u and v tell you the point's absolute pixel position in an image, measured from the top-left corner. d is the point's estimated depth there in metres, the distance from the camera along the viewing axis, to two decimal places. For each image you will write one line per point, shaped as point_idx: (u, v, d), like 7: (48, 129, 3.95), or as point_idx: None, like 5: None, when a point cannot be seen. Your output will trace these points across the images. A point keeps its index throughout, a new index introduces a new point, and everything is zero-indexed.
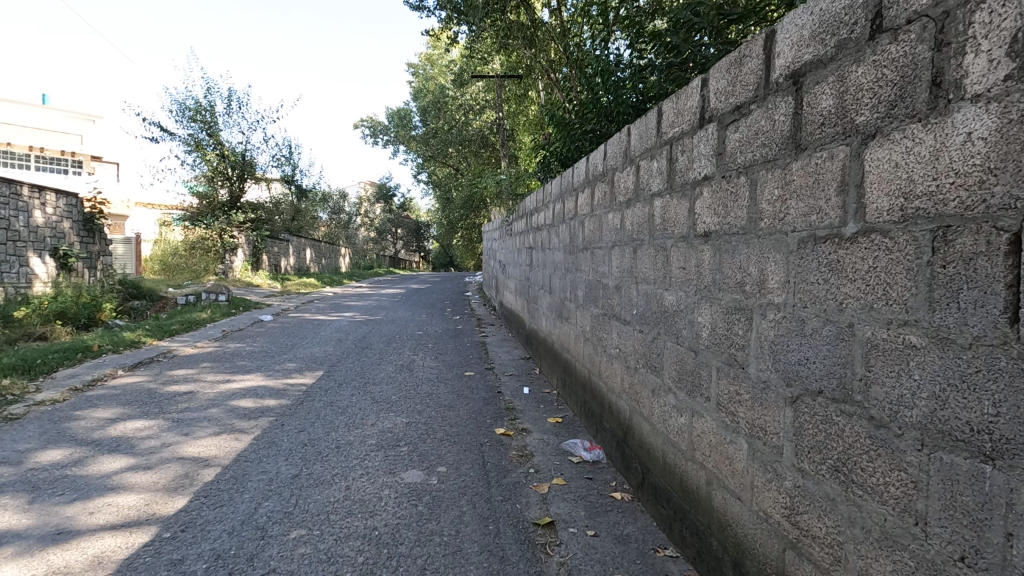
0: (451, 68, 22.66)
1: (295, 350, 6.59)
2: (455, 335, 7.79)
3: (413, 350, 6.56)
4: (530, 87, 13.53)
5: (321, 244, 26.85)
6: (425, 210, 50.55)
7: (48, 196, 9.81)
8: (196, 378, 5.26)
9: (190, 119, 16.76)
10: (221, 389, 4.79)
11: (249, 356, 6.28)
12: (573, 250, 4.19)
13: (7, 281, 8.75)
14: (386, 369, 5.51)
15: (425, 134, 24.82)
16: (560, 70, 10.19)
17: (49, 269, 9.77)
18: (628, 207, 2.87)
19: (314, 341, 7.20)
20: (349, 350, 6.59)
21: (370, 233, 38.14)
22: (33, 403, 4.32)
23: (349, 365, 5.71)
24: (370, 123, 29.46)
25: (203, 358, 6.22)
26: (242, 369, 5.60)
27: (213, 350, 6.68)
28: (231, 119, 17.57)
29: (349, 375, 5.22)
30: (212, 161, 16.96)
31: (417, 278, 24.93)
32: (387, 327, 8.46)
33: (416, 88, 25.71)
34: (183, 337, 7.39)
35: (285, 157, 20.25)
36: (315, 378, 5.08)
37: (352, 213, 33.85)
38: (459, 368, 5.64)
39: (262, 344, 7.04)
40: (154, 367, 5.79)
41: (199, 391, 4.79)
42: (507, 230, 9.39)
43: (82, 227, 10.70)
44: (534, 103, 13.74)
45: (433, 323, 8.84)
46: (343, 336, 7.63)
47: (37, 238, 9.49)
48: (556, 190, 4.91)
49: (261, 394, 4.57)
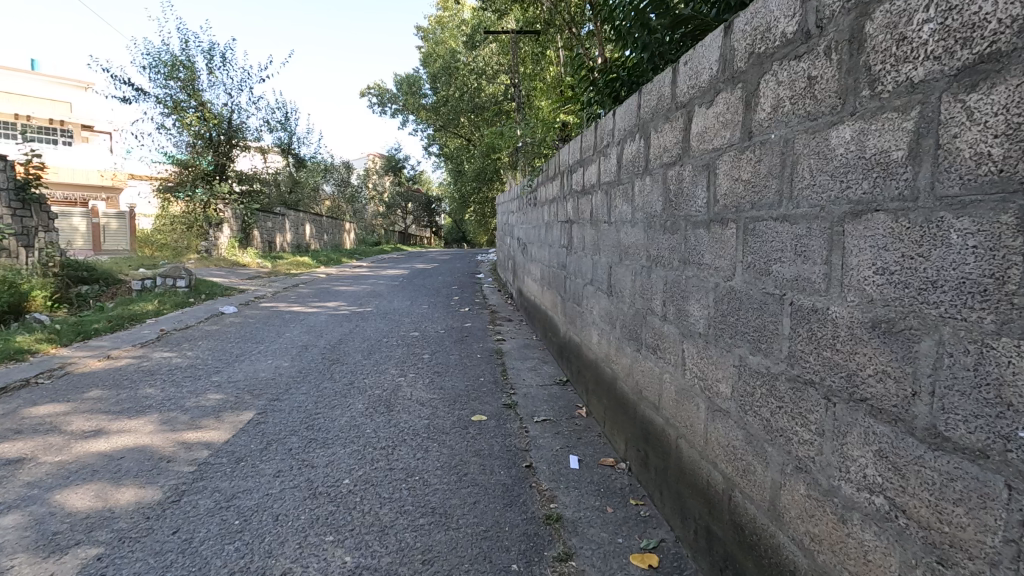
0: (463, 28, 20.29)
1: (236, 364, 4.70)
2: (461, 338, 5.85)
3: (400, 367, 4.66)
4: (548, 46, 11.58)
5: (324, 220, 24.94)
6: (436, 185, 48.36)
7: None
8: (56, 424, 3.37)
9: (166, 75, 14.76)
10: (70, 455, 2.90)
11: (166, 377, 4.39)
12: (671, 228, 2.22)
13: None
14: (352, 409, 3.61)
15: (435, 101, 22.55)
16: (584, 24, 8.32)
17: None
18: (985, 87, 0.90)
19: (271, 348, 5.31)
20: (311, 365, 4.69)
21: (379, 209, 36.12)
22: None
23: (301, 398, 3.80)
24: (378, 91, 27.18)
25: (100, 379, 4.35)
26: (139, 403, 3.73)
27: (127, 365, 4.80)
28: (214, 77, 15.55)
29: (292, 423, 3.33)
30: (192, 126, 15.02)
31: (424, 256, 23.04)
32: (375, 325, 6.53)
33: (425, 52, 23.37)
34: (100, 343, 5.52)
35: (278, 122, 18.17)
36: (234, 431, 3.18)
37: (359, 187, 31.84)
38: (465, 404, 3.72)
39: (198, 354, 5.15)
40: (15, 397, 3.90)
41: (37, 454, 2.92)
42: (527, 200, 7.38)
43: (15, 196, 8.82)
44: (553, 62, 11.65)
45: (434, 320, 6.90)
46: (313, 340, 5.72)
47: None
48: (621, 125, 2.90)
49: (125, 471, 2.69)
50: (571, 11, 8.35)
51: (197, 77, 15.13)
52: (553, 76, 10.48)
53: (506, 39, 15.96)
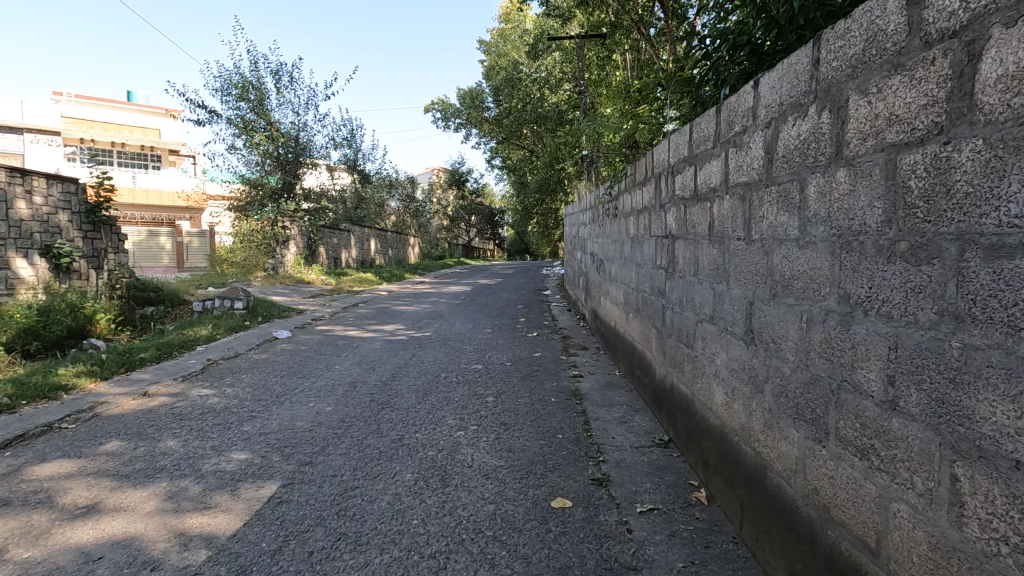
0: (527, 38, 19.52)
1: (273, 409, 4.07)
2: (530, 374, 4.99)
3: (460, 416, 3.85)
4: (611, 52, 10.68)
5: (389, 235, 24.93)
6: (500, 197, 48.06)
7: (36, 182, 7.85)
8: (53, 494, 2.81)
9: (237, 97, 15.00)
10: (43, 549, 2.27)
11: (194, 424, 3.81)
12: (914, 257, 1.27)
13: None
14: (398, 483, 2.82)
15: (498, 114, 21.91)
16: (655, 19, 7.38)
17: (40, 271, 7.81)
18: None
19: (316, 386, 4.67)
20: (357, 411, 3.96)
21: (443, 222, 36.07)
22: None
23: (337, 463, 3.06)
24: (441, 106, 27.13)
25: (126, 426, 3.84)
26: (155, 463, 3.14)
27: (160, 405, 4.29)
28: (282, 96, 15.69)
29: (320, 505, 2.57)
30: (261, 145, 15.17)
31: (487, 270, 22.48)
32: (433, 355, 5.79)
33: (487, 65, 22.83)
34: (141, 377, 5.09)
35: (344, 139, 18.20)
36: (248, 517, 2.48)
37: (424, 202, 31.85)
38: (541, 478, 2.86)
39: (237, 392, 4.59)
40: (30, 450, 3.45)
41: (8, 545, 2.32)
42: (605, 212, 6.43)
43: (86, 219, 8.82)
44: (619, 66, 10.67)
45: (499, 349, 6.08)
46: (364, 374, 5.05)
47: (21, 235, 7.55)
48: (773, 99, 1.98)
49: None
50: (639, 10, 7.45)
51: (264, 98, 15.28)
52: (620, 80, 9.49)
53: (569, 45, 15.06)
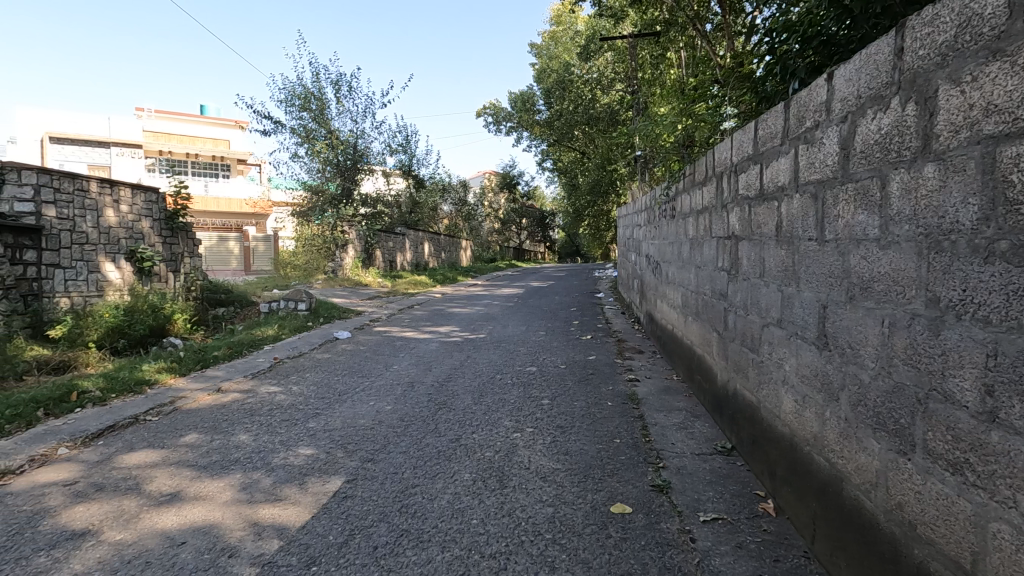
0: (578, 39, 19.42)
1: (336, 406, 4.22)
2: (585, 378, 4.95)
3: (516, 417, 3.86)
4: (665, 50, 10.47)
5: (442, 238, 25.37)
6: (551, 199, 47.97)
7: (123, 192, 8.47)
8: (140, 481, 3.03)
9: (300, 107, 15.68)
10: (133, 532, 2.45)
11: (264, 419, 4.00)
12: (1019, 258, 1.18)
13: (73, 293, 7.47)
14: (457, 482, 2.87)
15: (549, 116, 21.89)
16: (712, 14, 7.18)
17: (125, 274, 8.43)
18: None
19: (375, 385, 4.81)
20: (415, 411, 4.05)
21: (495, 225, 36.38)
22: None
23: (398, 461, 3.14)
24: (493, 111, 27.40)
25: (203, 419, 4.09)
26: (230, 455, 3.32)
27: (232, 401, 4.54)
28: (342, 105, 16.28)
29: (382, 502, 2.65)
30: (322, 153, 15.80)
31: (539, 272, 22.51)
32: (488, 357, 5.85)
33: (539, 68, 22.87)
34: (215, 373, 5.40)
35: (400, 145, 18.67)
36: (316, 510, 2.59)
37: (476, 205, 32.24)
38: (599, 483, 2.83)
39: (303, 389, 4.80)
40: (120, 439, 3.73)
41: (103, 527, 2.52)
42: (661, 213, 6.31)
43: (165, 225, 9.46)
44: (674, 63, 10.45)
45: (553, 351, 6.07)
46: (421, 374, 5.16)
47: (109, 241, 8.17)
48: (849, 91, 1.88)
49: (178, 569, 2.14)
50: (695, 6, 7.28)
51: (325, 107, 15.90)
52: (676, 78, 9.29)
53: (623, 44, 14.83)
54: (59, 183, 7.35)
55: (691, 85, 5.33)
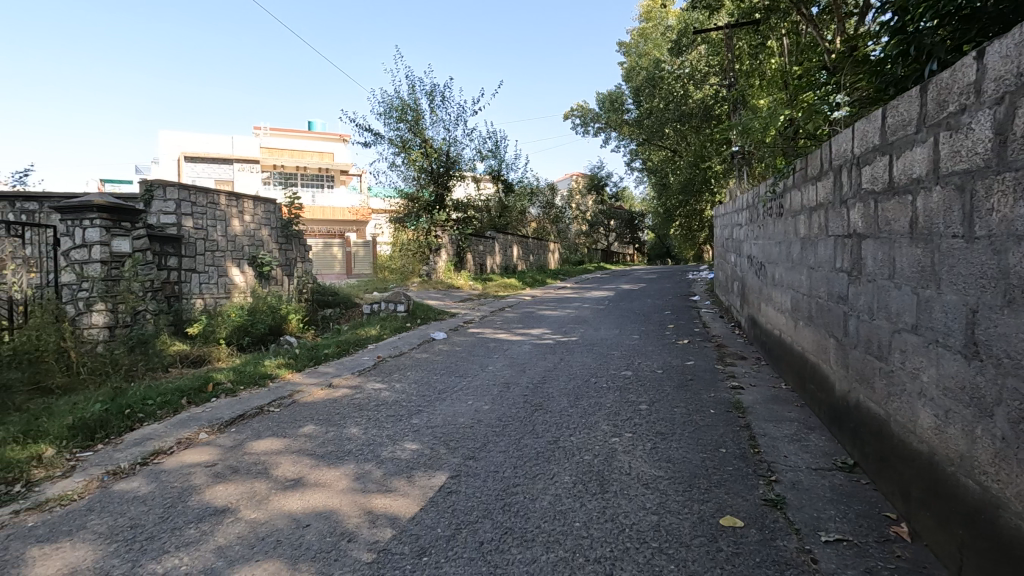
0: (669, 35, 18.81)
1: (437, 404, 4.39)
2: (685, 383, 4.77)
3: (614, 422, 3.81)
4: (766, 37, 9.87)
5: (530, 241, 25.60)
6: (640, 200, 46.83)
7: (246, 204, 9.36)
8: (267, 466, 3.33)
9: (397, 119, 16.50)
10: (265, 512, 2.70)
11: (371, 414, 4.25)
12: None
13: (206, 294, 8.36)
14: (557, 484, 2.87)
15: (639, 115, 21.41)
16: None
17: (248, 278, 9.32)
18: None
19: (472, 385, 4.95)
20: (512, 411, 4.11)
21: (582, 227, 36.14)
22: (26, 509, 2.91)
23: (498, 459, 3.20)
24: (580, 112, 27.22)
25: (318, 412, 4.41)
26: (343, 447, 3.56)
27: (343, 396, 4.87)
28: (436, 115, 16.93)
29: (485, 499, 2.71)
30: (417, 161, 16.51)
31: (629, 274, 22.06)
32: (581, 360, 5.81)
33: (628, 67, 22.43)
34: (326, 370, 5.82)
35: (490, 151, 19.09)
36: (424, 503, 2.70)
37: (564, 208, 32.19)
38: (706, 493, 2.72)
39: (405, 387, 5.03)
40: (249, 427, 4.13)
41: (239, 506, 2.79)
42: (765, 211, 5.96)
43: (281, 233, 10.33)
44: (775, 51, 9.81)
45: (648, 356, 5.91)
46: (516, 376, 5.23)
47: (235, 248, 9.05)
48: (1007, 70, 1.67)
49: (305, 549, 2.33)
50: None
51: (420, 118, 16.62)
52: (778, 67, 8.73)
53: (717, 36, 14.12)
54: (195, 197, 8.28)
55: (798, 74, 4.99)
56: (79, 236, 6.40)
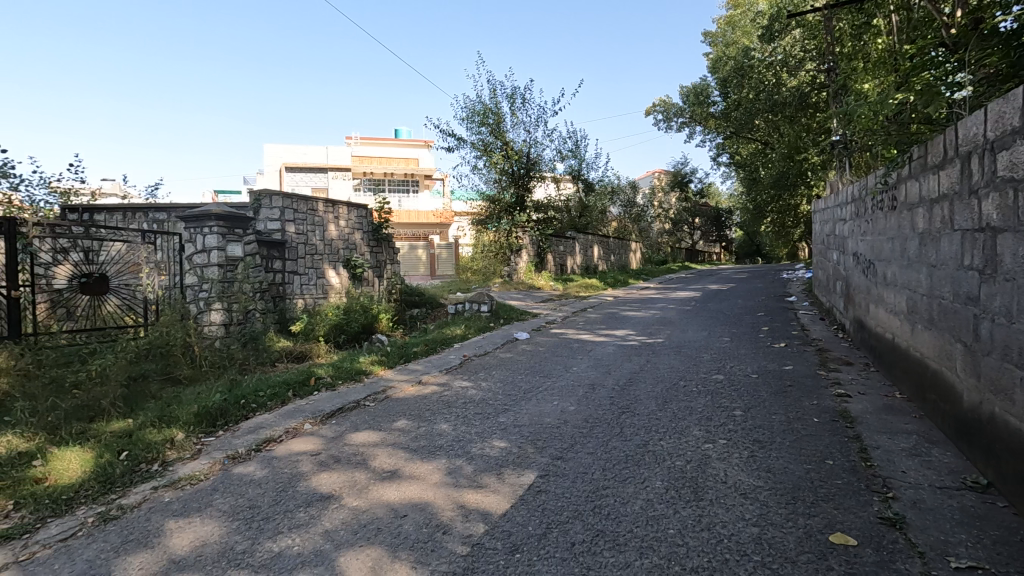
0: (760, 20, 17.82)
1: (523, 404, 4.43)
2: (783, 389, 4.49)
3: (706, 427, 3.66)
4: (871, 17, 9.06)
5: (611, 241, 25.23)
6: (727, 196, 44.71)
7: (341, 210, 9.95)
8: (366, 457, 3.52)
9: (479, 123, 16.87)
10: (365, 501, 2.86)
11: (460, 411, 4.38)
12: None
13: (307, 294, 8.99)
14: (649, 490, 2.80)
15: (726, 107, 20.46)
16: None
17: (343, 279, 9.91)
18: None
19: (558, 385, 4.95)
20: (599, 413, 4.07)
21: (665, 225, 35.11)
22: (163, 485, 3.29)
23: (586, 461, 3.18)
24: (663, 107, 26.46)
25: (410, 407, 4.60)
26: (434, 442, 3.69)
27: (432, 393, 5.05)
28: (516, 117, 17.12)
29: (575, 500, 2.70)
30: (499, 164, 16.81)
31: (716, 274, 21.15)
32: (668, 362, 5.64)
33: (714, 57, 21.52)
34: (416, 367, 6.07)
35: (570, 151, 19.03)
36: (514, 500, 2.74)
37: (646, 206, 31.44)
38: (812, 507, 2.54)
39: (491, 386, 5.14)
40: (348, 420, 4.39)
41: (342, 494, 2.98)
42: (874, 204, 5.49)
43: (372, 236, 10.89)
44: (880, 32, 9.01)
45: (741, 359, 5.63)
46: (601, 377, 5.18)
47: (332, 251, 9.66)
48: None
49: (403, 538, 2.44)
50: None
51: (501, 121, 16.88)
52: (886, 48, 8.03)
53: (814, 19, 13.12)
54: (297, 204, 8.92)
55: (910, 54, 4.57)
56: (200, 242, 7.09)
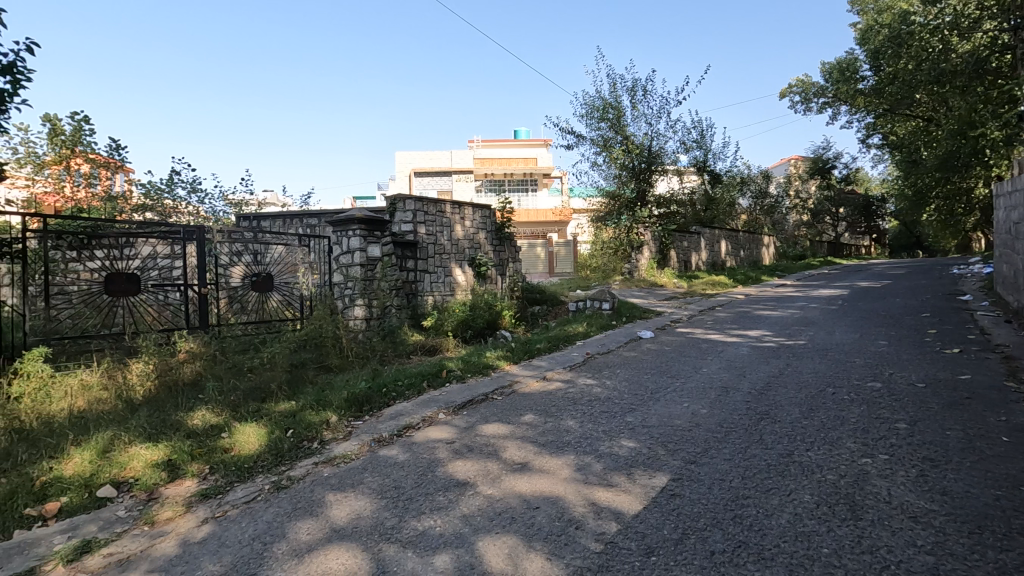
0: None
1: (650, 404, 4.32)
2: (959, 402, 3.91)
3: (863, 440, 3.30)
4: None
5: (740, 235, 23.64)
6: (879, 181, 39.76)
7: (467, 211, 10.40)
8: (496, 448, 3.66)
9: (598, 119, 16.71)
10: (499, 490, 2.97)
11: (585, 408, 4.38)
12: None
13: (436, 291, 9.53)
14: (796, 503, 2.59)
15: (879, 82, 18.20)
16: None
17: (468, 277, 10.35)
18: None
19: (687, 387, 4.75)
20: (735, 418, 3.85)
21: (803, 217, 32.13)
22: (323, 461, 3.69)
23: (723, 468, 3.02)
24: (801, 88, 24.23)
25: (536, 403, 4.70)
26: (562, 438, 3.73)
27: (557, 389, 5.10)
28: (637, 110, 16.68)
29: (713, 507, 2.58)
30: (619, 159, 16.52)
31: (866, 269, 18.95)
32: (813, 367, 5.17)
33: (863, 27, 19.26)
34: (540, 363, 6.17)
35: (695, 142, 18.14)
36: (646, 502, 2.69)
37: (780, 196, 29.02)
38: (1006, 540, 2.19)
39: (616, 385, 5.07)
40: (478, 412, 4.59)
41: (477, 482, 3.12)
42: None
43: (495, 236, 11.25)
44: None
45: (903, 366, 4.99)
46: (735, 380, 4.88)
47: (458, 250, 10.14)
48: None
49: (537, 530, 2.50)
50: None
51: (622, 115, 16.55)
52: None
53: None
54: (427, 207, 9.49)
55: None
56: (345, 244, 7.81)
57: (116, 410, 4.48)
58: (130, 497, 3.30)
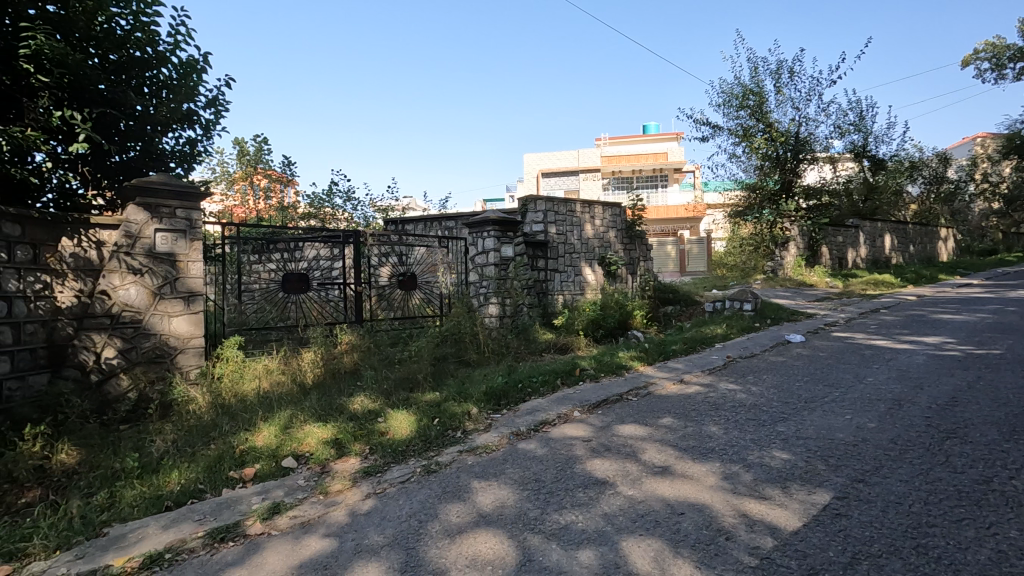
0: None
1: (805, 414, 3.97)
2: None
3: None
4: None
5: (909, 228, 20.71)
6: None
7: (597, 209, 10.33)
8: (635, 449, 3.60)
9: (737, 108, 15.65)
10: (640, 492, 2.93)
11: (730, 415, 4.14)
12: None
13: (566, 291, 9.60)
14: (998, 538, 2.22)
15: None
16: None
17: (598, 276, 10.28)
18: None
19: (849, 398, 4.28)
20: (912, 435, 3.39)
21: (993, 205, 27.27)
22: (466, 450, 3.90)
23: (900, 490, 2.68)
24: (990, 52, 20.59)
25: (674, 406, 4.53)
26: (705, 444, 3.57)
27: (696, 393, 4.88)
28: (782, 95, 15.35)
29: (890, 532, 2.30)
30: (761, 149, 15.36)
31: None
32: (1014, 381, 4.37)
33: None
34: (676, 365, 5.95)
35: (852, 124, 16.24)
36: (806, 519, 2.48)
37: (962, 182, 24.92)
38: None
39: (764, 391, 4.72)
40: (613, 412, 4.54)
41: (617, 481, 3.10)
42: None
43: (626, 234, 11.04)
44: None
45: None
46: (910, 392, 4.29)
47: (588, 249, 10.11)
48: None
49: (684, 536, 2.43)
50: None
51: (764, 101, 15.34)
52: None
53: None
54: (558, 207, 9.60)
55: None
56: (481, 245, 8.16)
57: (293, 391, 5.14)
58: (308, 469, 3.77)
